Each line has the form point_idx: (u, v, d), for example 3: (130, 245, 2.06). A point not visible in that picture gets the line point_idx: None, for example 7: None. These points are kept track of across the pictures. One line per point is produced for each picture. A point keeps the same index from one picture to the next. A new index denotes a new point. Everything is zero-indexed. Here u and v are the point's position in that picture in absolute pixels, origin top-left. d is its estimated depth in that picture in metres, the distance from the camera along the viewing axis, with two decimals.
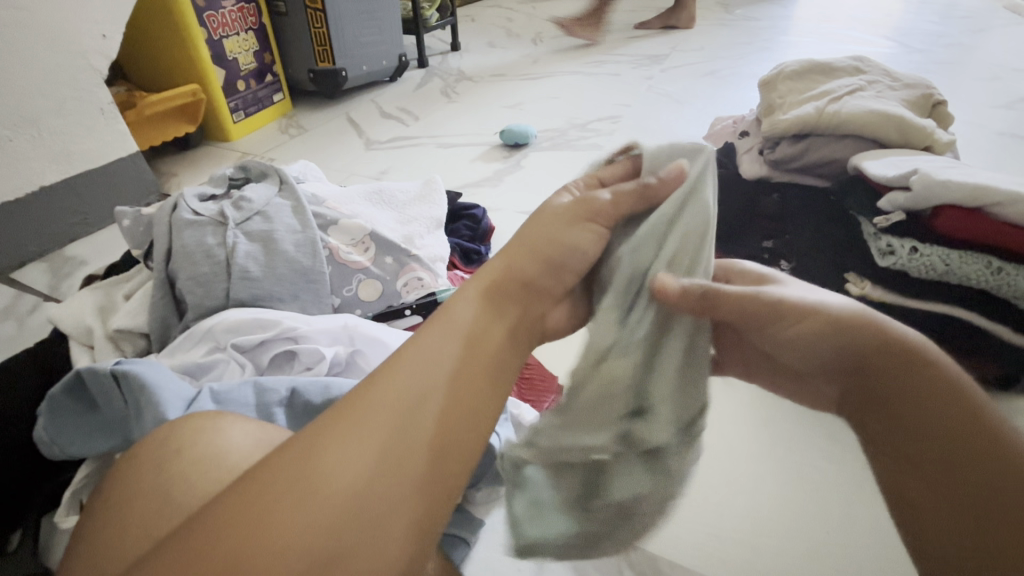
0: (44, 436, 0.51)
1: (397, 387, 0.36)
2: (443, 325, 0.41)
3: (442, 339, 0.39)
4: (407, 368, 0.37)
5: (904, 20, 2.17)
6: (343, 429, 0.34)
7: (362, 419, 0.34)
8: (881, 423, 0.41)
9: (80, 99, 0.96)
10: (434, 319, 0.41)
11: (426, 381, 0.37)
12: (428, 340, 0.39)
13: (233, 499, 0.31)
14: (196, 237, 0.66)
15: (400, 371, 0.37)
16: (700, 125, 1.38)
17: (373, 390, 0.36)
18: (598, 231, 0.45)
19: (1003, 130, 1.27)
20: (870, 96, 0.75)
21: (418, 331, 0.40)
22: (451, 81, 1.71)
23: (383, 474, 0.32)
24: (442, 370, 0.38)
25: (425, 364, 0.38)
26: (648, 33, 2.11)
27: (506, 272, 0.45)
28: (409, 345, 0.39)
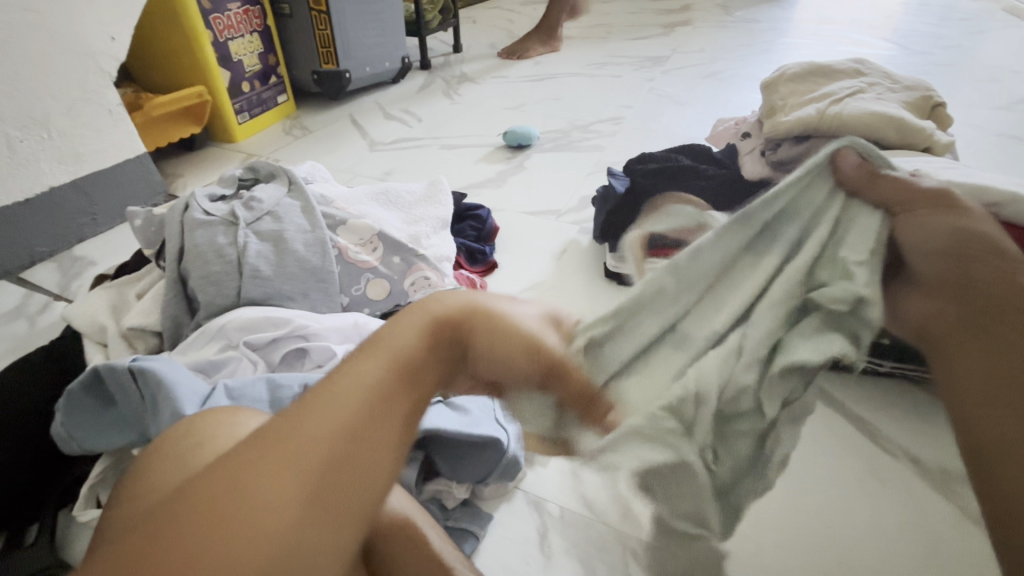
0: (62, 432, 0.52)
1: (327, 419, 0.32)
2: (381, 350, 0.36)
3: (378, 367, 0.35)
4: (342, 397, 0.33)
5: (903, 22, 2.19)
6: (267, 463, 0.30)
7: (291, 453, 0.31)
8: (974, 354, 0.40)
9: (89, 100, 0.98)
10: (373, 342, 0.37)
11: (363, 415, 0.33)
12: (366, 365, 0.35)
13: (149, 532, 0.29)
14: (208, 236, 0.67)
15: (335, 400, 0.33)
16: (701, 126, 1.39)
17: (303, 419, 0.32)
18: (565, 307, 0.44)
19: (1002, 131, 1.29)
20: (870, 98, 0.76)
21: (361, 354, 0.36)
22: (454, 82, 1.73)
23: (310, 518, 0.30)
24: (382, 403, 0.34)
25: (363, 396, 0.34)
26: (648, 35, 2.12)
27: (462, 307, 0.39)
28: (349, 370, 0.35)
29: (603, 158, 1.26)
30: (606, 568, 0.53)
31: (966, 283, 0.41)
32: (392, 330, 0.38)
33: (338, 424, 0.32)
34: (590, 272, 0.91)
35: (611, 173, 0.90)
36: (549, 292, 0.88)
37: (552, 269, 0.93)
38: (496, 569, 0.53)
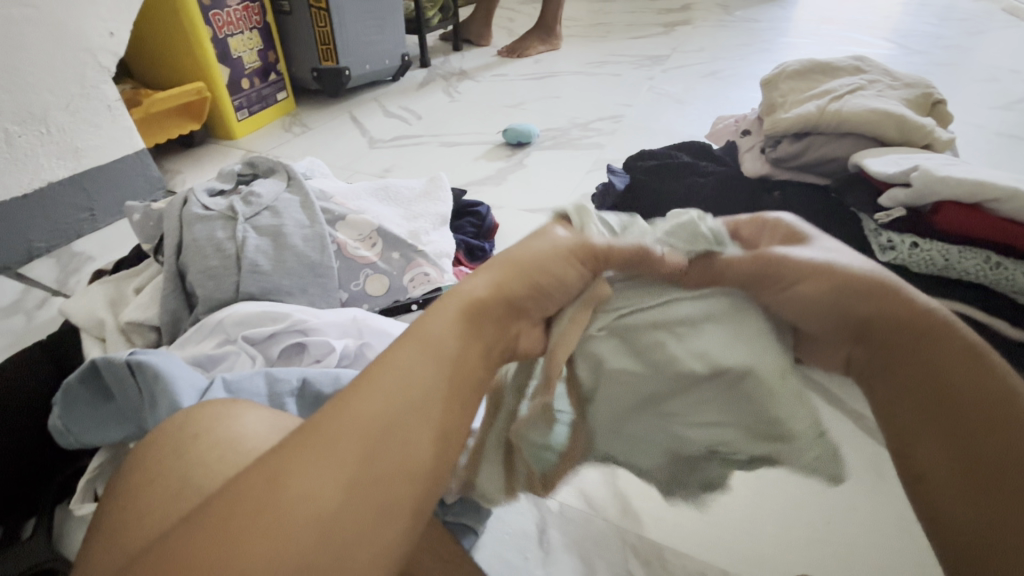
0: (60, 424, 0.52)
1: (370, 407, 0.32)
2: (417, 341, 0.36)
3: (416, 358, 0.35)
4: (379, 388, 0.33)
5: (903, 22, 2.19)
6: (305, 457, 0.30)
7: (328, 445, 0.30)
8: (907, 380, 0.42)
9: (88, 95, 0.97)
10: (406, 334, 0.36)
11: (408, 399, 0.33)
12: (401, 357, 0.35)
13: (204, 521, 0.28)
14: (207, 231, 0.67)
15: (373, 392, 0.33)
16: (701, 125, 1.39)
17: (340, 413, 0.32)
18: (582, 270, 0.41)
19: (1002, 130, 1.29)
20: (871, 95, 0.76)
21: (398, 342, 0.36)
22: (453, 80, 1.73)
23: (352, 505, 0.29)
24: (426, 386, 0.34)
25: (405, 380, 0.34)
26: (648, 34, 2.12)
27: (491, 292, 0.39)
28: (388, 358, 0.35)
29: (603, 157, 1.26)
30: (605, 564, 0.52)
31: None
32: (426, 321, 0.37)
33: (378, 414, 0.32)
34: None
35: (611, 170, 0.90)
36: None
37: None
38: (494, 564, 0.53)
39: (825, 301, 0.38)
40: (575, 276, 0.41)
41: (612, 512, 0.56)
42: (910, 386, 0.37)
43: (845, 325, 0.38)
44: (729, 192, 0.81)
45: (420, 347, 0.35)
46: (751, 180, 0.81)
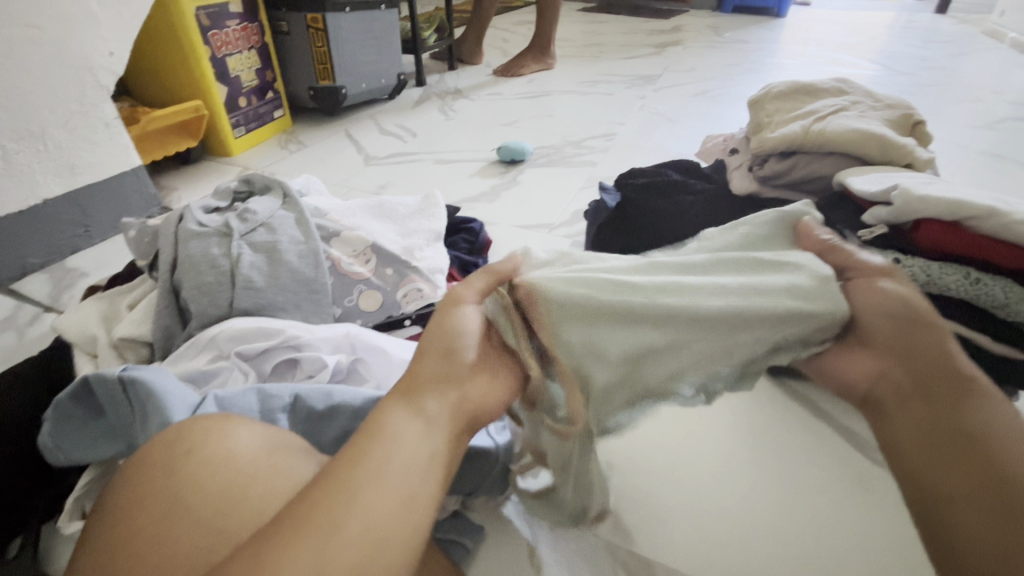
0: (49, 441, 0.52)
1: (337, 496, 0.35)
2: (362, 435, 0.40)
3: (374, 447, 0.38)
4: (338, 476, 0.37)
5: (887, 44, 2.26)
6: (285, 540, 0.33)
7: (305, 533, 0.33)
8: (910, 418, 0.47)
9: (86, 113, 0.99)
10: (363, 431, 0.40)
11: (367, 482, 0.36)
12: (363, 447, 0.38)
13: None
14: (202, 247, 0.67)
15: (338, 478, 0.36)
16: (691, 143, 1.42)
17: (310, 505, 0.35)
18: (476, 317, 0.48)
19: (984, 149, 1.32)
20: (853, 116, 0.78)
21: (349, 445, 0.39)
22: (448, 99, 1.75)
23: None
24: (381, 471, 0.37)
25: (364, 473, 0.37)
26: (639, 54, 2.17)
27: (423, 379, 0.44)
28: (344, 456, 0.38)
29: (595, 174, 1.28)
30: None
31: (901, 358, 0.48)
32: (369, 422, 0.41)
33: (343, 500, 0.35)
34: None
35: (603, 188, 0.92)
36: None
37: None
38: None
39: (895, 320, 0.49)
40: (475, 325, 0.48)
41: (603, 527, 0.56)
42: (938, 414, 0.45)
43: (904, 350, 0.48)
44: (717, 210, 0.82)
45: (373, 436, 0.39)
46: (739, 198, 0.83)
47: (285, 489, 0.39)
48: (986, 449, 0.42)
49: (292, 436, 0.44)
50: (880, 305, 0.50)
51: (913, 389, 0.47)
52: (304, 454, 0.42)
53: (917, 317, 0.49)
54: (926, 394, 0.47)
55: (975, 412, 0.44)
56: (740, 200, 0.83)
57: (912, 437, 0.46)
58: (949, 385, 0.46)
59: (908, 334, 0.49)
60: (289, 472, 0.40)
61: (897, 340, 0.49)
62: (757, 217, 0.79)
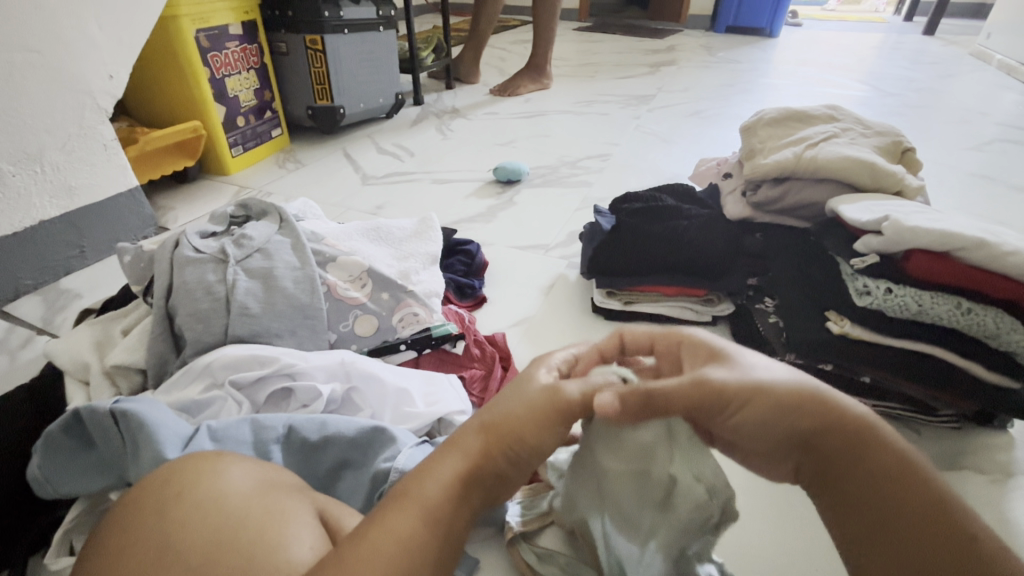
0: (39, 474, 0.51)
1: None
2: (412, 501, 0.36)
3: (409, 520, 0.35)
4: (375, 549, 0.33)
5: (876, 65, 2.30)
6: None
7: None
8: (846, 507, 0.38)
9: (85, 135, 0.99)
10: (398, 495, 0.37)
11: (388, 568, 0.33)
12: (395, 520, 0.35)
13: None
14: (197, 274, 0.67)
15: (366, 555, 0.33)
16: (685, 163, 1.44)
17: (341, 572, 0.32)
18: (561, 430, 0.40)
19: (972, 170, 1.34)
20: (843, 143, 0.79)
21: (383, 507, 0.36)
22: (445, 118, 1.77)
23: None
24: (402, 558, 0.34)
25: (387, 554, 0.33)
26: (634, 74, 2.20)
27: (480, 446, 0.40)
28: (375, 525, 0.35)
29: (591, 194, 1.29)
30: None
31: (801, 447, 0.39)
32: (416, 483, 0.37)
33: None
34: (578, 309, 0.92)
35: (598, 211, 0.92)
36: (537, 328, 0.88)
37: (540, 304, 0.94)
38: None
39: (768, 420, 0.39)
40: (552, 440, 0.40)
41: None
42: (858, 488, 0.37)
43: (791, 438, 0.39)
44: (712, 235, 0.83)
45: (418, 510, 0.36)
46: (732, 223, 0.84)
47: (274, 532, 0.38)
48: (915, 511, 0.36)
49: (282, 472, 0.45)
50: (758, 418, 0.39)
51: (822, 470, 0.39)
52: (295, 491, 0.43)
53: (790, 404, 0.39)
54: (837, 471, 0.38)
55: (891, 465, 0.37)
56: (734, 225, 0.84)
57: (846, 525, 0.38)
58: (853, 449, 0.38)
59: (786, 425, 0.39)
60: (281, 512, 0.40)
61: (788, 437, 0.39)
62: (751, 241, 0.82)
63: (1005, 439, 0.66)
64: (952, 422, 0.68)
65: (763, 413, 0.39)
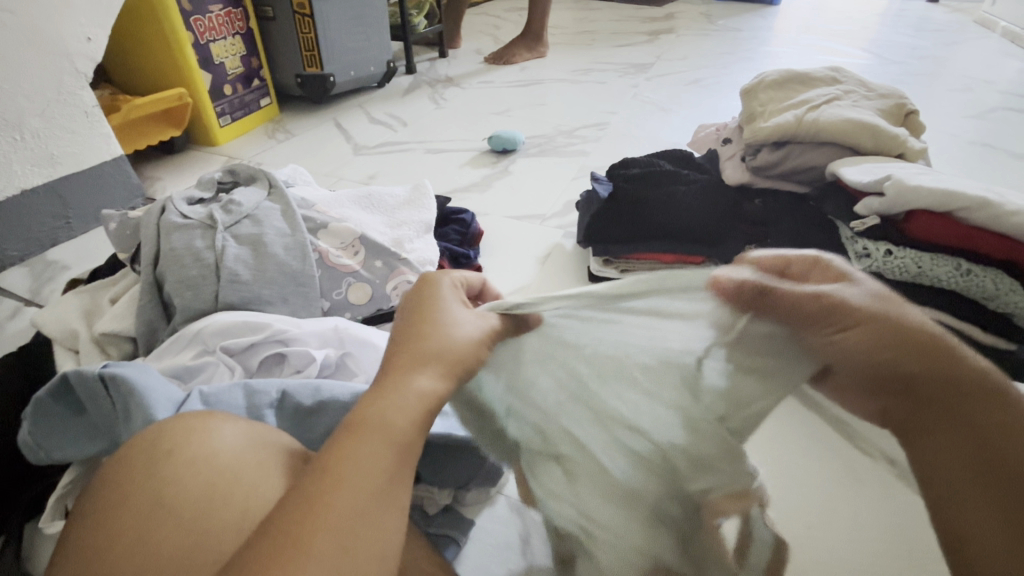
0: (29, 440, 0.50)
1: (339, 499, 0.33)
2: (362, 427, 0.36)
3: (371, 446, 0.35)
4: (344, 482, 0.33)
5: (879, 33, 2.24)
6: (291, 545, 0.31)
7: (307, 540, 0.31)
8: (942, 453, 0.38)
9: (64, 101, 0.96)
10: (355, 423, 0.36)
11: (358, 497, 0.33)
12: (353, 445, 0.35)
13: None
14: (185, 240, 0.66)
15: (335, 484, 0.33)
16: (683, 132, 1.41)
17: (318, 499, 0.33)
18: (473, 320, 0.43)
19: (973, 139, 1.32)
20: (846, 106, 0.78)
21: (345, 437, 0.36)
22: (439, 87, 1.73)
23: None
24: (371, 480, 0.34)
25: (356, 479, 0.34)
26: (632, 42, 2.15)
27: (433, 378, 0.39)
28: (339, 452, 0.35)
29: (588, 164, 1.27)
30: None
31: (903, 390, 0.38)
32: (372, 413, 0.37)
33: (352, 503, 0.33)
34: (574, 278, 0.91)
35: (595, 178, 0.91)
36: (534, 297, 0.87)
37: (536, 275, 0.92)
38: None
39: (881, 347, 0.38)
40: (468, 330, 0.42)
41: None
42: (957, 437, 0.38)
43: (893, 378, 0.38)
44: (709, 201, 0.81)
45: (380, 435, 0.36)
46: (733, 188, 0.82)
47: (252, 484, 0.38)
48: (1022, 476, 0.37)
49: (275, 432, 0.44)
50: (869, 349, 0.38)
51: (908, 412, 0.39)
52: (289, 449, 0.42)
53: (910, 342, 0.38)
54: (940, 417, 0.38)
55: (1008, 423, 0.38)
56: (732, 190, 0.82)
57: (949, 474, 0.37)
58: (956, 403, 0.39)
59: (895, 362, 0.38)
60: (273, 467, 0.40)
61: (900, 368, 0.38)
62: (750, 208, 0.80)
63: None
64: None
65: (881, 344, 0.38)
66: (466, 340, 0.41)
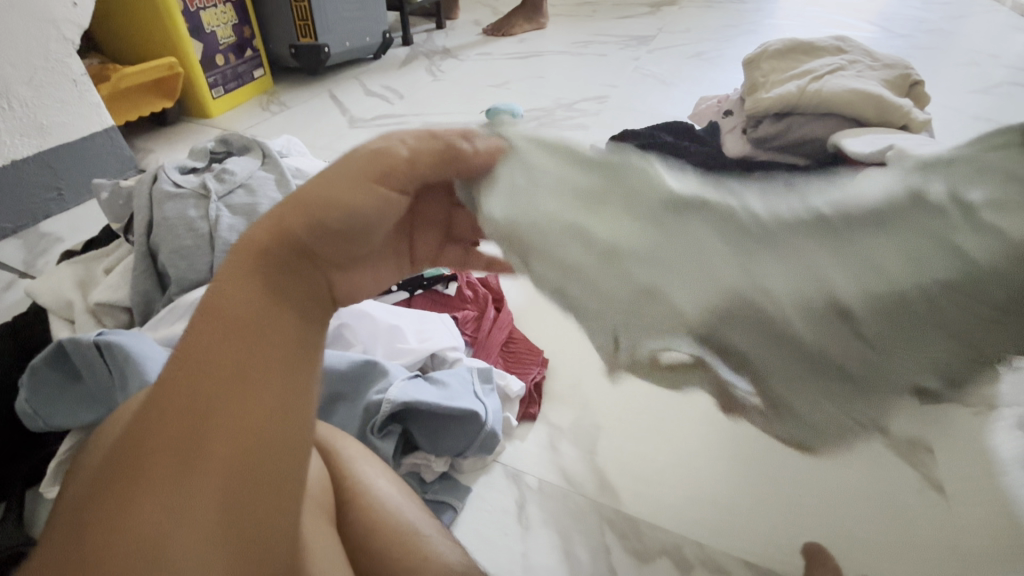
0: (27, 408, 0.51)
1: (188, 398, 0.30)
2: (223, 320, 0.32)
3: (224, 338, 0.32)
4: (198, 383, 0.31)
5: (886, 5, 2.19)
6: (150, 442, 0.30)
7: (158, 442, 0.30)
8: None
9: (51, 69, 0.93)
10: (212, 315, 0.33)
11: (213, 397, 0.30)
12: (206, 339, 0.32)
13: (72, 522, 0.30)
14: (178, 209, 0.65)
15: (187, 386, 0.31)
16: (685, 106, 1.39)
17: (166, 396, 0.31)
18: (385, 194, 0.37)
19: (977, 113, 1.30)
20: (851, 76, 0.76)
21: (201, 330, 0.33)
22: (436, 59, 1.69)
23: (175, 491, 0.29)
24: (225, 375, 0.31)
25: (205, 375, 0.31)
26: (634, 14, 2.09)
27: (278, 240, 0.35)
28: (189, 348, 0.32)
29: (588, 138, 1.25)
30: (582, 537, 0.54)
31: None
32: (228, 300, 0.33)
33: (205, 402, 0.30)
34: None
35: None
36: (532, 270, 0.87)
37: None
38: (474, 542, 0.53)
39: None
40: (377, 202, 0.37)
41: (590, 489, 0.57)
42: None
43: None
44: None
45: (242, 324, 0.33)
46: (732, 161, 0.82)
47: None
48: None
49: None
50: None
51: None
52: None
53: None
54: None
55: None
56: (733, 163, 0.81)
57: None
58: None
59: None
60: None
61: None
62: None
63: None
64: None
65: None
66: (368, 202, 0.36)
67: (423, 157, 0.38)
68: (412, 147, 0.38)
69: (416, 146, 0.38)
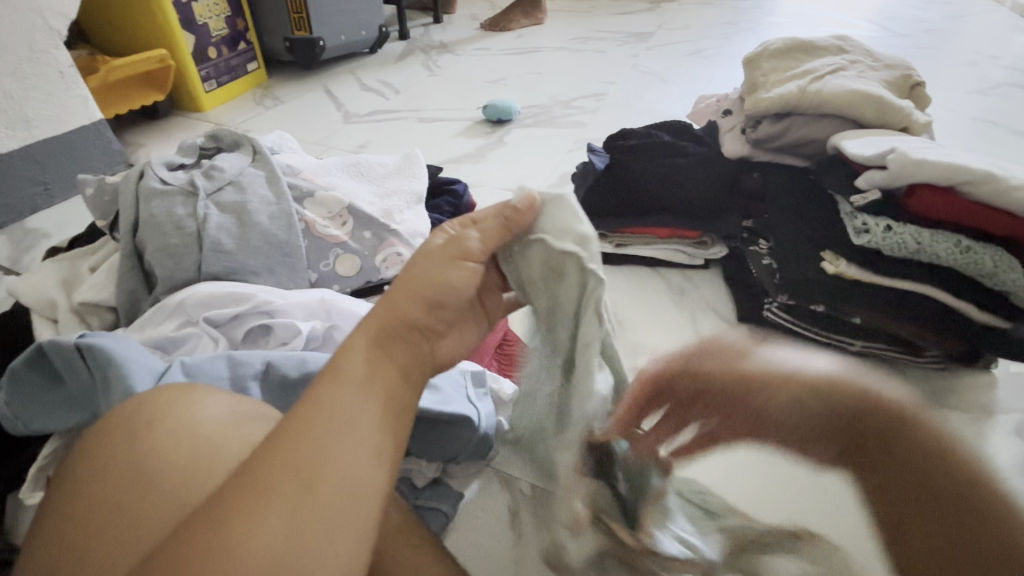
0: (7, 411, 0.49)
1: (326, 444, 0.32)
2: (340, 378, 0.35)
3: (351, 393, 0.34)
4: (330, 430, 0.32)
5: (886, 4, 2.18)
6: (271, 469, 0.30)
7: (284, 479, 0.30)
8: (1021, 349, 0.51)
9: (37, 60, 0.91)
10: (333, 373, 0.35)
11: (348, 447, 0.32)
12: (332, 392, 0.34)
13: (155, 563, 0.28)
14: (165, 207, 0.64)
15: (317, 429, 0.32)
16: (684, 104, 1.37)
17: (293, 438, 0.31)
18: (472, 267, 0.43)
19: (977, 115, 1.30)
20: (851, 76, 0.75)
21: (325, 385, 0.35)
22: (432, 53, 1.67)
23: (302, 534, 0.28)
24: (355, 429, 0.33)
25: (339, 427, 0.33)
26: (633, 10, 2.08)
27: (393, 314, 0.40)
28: (320, 398, 0.34)
29: (585, 136, 1.24)
30: None
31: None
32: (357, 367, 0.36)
33: (339, 448, 0.32)
34: None
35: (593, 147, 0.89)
36: None
37: None
38: (466, 550, 0.53)
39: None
40: (463, 276, 0.43)
41: None
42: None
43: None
44: (708, 172, 0.79)
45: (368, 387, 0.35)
46: (731, 162, 0.81)
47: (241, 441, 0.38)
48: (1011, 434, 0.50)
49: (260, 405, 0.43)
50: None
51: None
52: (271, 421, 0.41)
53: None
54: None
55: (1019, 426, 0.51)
56: (731, 164, 0.81)
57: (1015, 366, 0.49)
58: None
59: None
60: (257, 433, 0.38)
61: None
62: (748, 182, 0.78)
63: (988, 379, 0.65)
64: (938, 362, 0.66)
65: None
66: (457, 275, 0.43)
67: (491, 236, 0.44)
68: (479, 228, 0.44)
69: (481, 225, 0.44)
